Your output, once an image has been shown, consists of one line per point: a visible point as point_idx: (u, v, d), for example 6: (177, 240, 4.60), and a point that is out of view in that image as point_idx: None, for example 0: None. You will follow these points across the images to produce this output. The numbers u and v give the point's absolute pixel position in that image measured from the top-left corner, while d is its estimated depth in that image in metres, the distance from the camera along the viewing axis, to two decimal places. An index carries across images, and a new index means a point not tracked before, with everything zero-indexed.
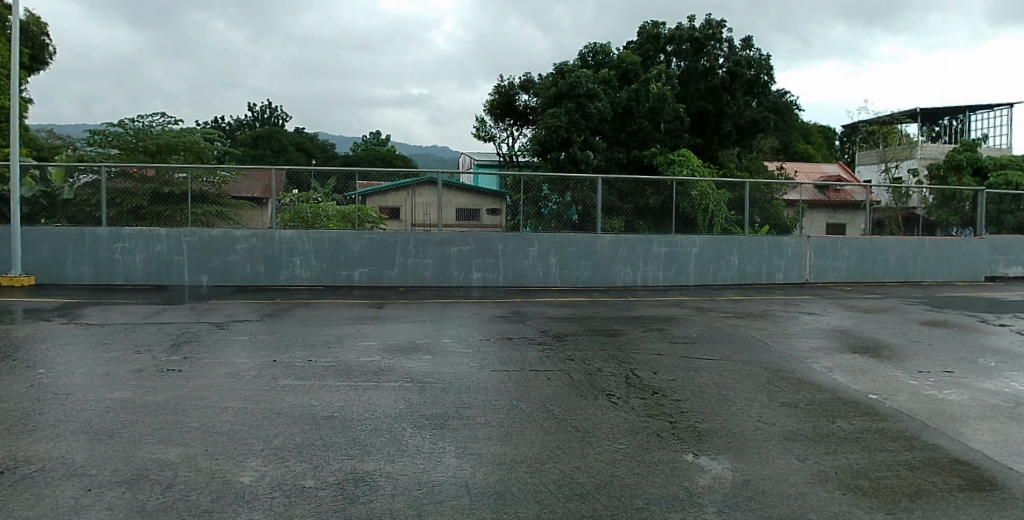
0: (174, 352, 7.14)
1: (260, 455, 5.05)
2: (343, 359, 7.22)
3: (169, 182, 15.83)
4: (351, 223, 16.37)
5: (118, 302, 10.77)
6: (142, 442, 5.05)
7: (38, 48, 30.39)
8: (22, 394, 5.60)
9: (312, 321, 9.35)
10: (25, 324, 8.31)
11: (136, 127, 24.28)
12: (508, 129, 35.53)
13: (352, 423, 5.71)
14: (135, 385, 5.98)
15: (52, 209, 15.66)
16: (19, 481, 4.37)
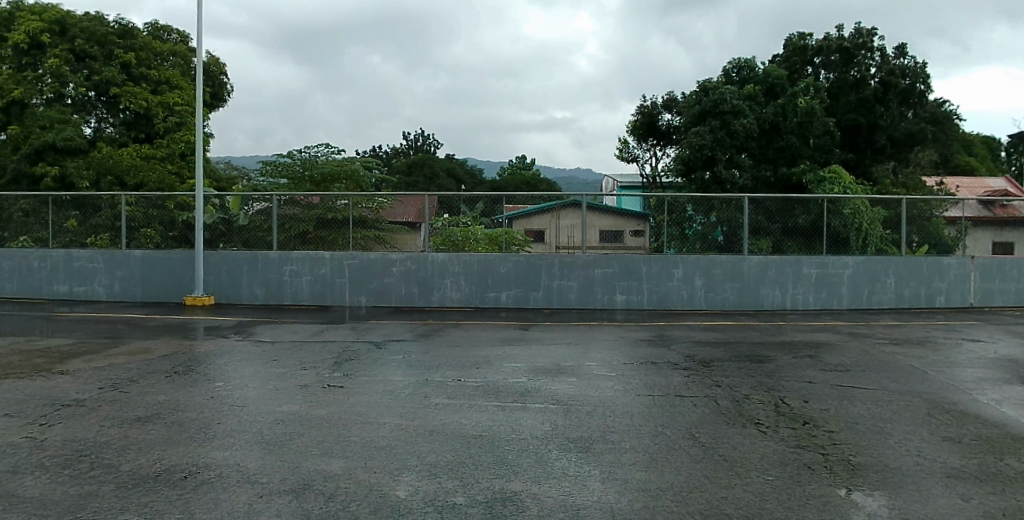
0: (336, 369, 7.54)
1: (414, 470, 5.20)
2: (491, 379, 7.35)
3: (332, 208, 17.02)
4: (498, 246, 16.81)
5: (285, 321, 11.62)
6: (307, 453, 5.33)
7: (218, 87, 33.31)
8: (205, 405, 6.09)
9: (463, 342, 9.63)
10: (207, 341, 9.10)
11: (304, 158, 25.89)
12: (651, 150, 35.22)
13: (501, 442, 5.79)
14: (302, 400, 6.36)
15: (230, 235, 17.17)
16: (201, 485, 4.73)
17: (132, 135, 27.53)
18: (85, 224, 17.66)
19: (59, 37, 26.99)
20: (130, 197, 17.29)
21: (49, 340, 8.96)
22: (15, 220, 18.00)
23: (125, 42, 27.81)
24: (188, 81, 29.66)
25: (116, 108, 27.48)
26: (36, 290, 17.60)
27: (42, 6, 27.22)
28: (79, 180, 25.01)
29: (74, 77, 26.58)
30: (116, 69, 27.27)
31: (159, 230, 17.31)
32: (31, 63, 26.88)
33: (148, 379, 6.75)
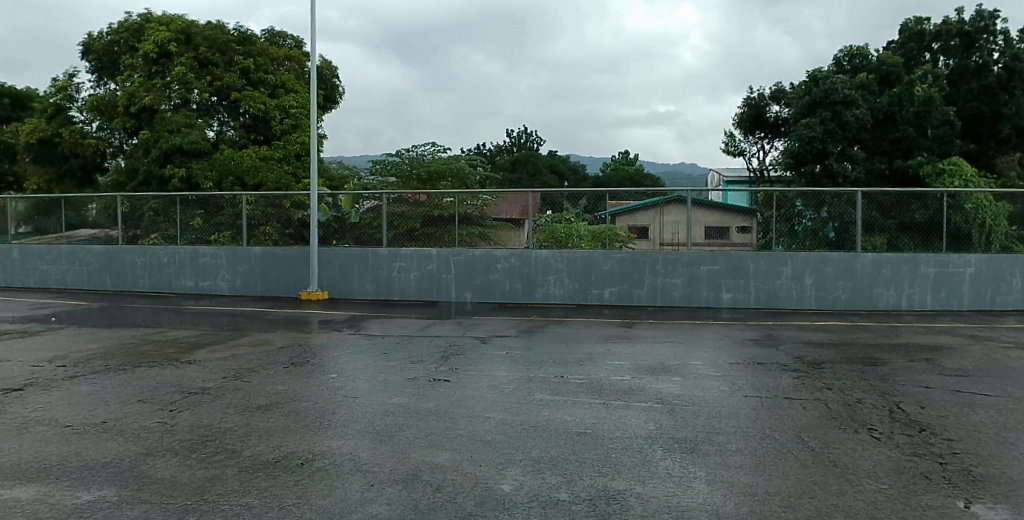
0: (442, 363, 7.70)
1: (519, 465, 5.23)
2: (594, 377, 7.31)
3: (439, 206, 17.31)
4: (601, 242, 16.67)
5: (393, 315, 11.95)
6: (416, 445, 5.41)
7: (330, 89, 34.52)
8: (319, 395, 6.29)
9: (567, 339, 9.63)
10: (321, 333, 9.49)
11: (411, 156, 26.26)
12: (759, 143, 34.27)
13: (605, 440, 5.76)
14: (410, 393, 6.50)
15: (342, 232, 17.81)
16: (316, 472, 4.79)
17: (252, 137, 28.11)
18: (209, 222, 18.63)
19: (185, 45, 27.93)
20: (250, 198, 18.26)
21: (178, 331, 9.54)
22: (146, 219, 19.11)
23: (244, 49, 28.66)
24: (302, 83, 30.66)
25: (237, 112, 28.05)
26: (166, 285, 18.72)
27: (168, 16, 28.31)
28: (203, 180, 25.87)
29: (198, 83, 27.49)
30: (236, 74, 27.94)
31: (277, 227, 18.20)
32: (158, 71, 27.72)
33: (267, 369, 7.06)
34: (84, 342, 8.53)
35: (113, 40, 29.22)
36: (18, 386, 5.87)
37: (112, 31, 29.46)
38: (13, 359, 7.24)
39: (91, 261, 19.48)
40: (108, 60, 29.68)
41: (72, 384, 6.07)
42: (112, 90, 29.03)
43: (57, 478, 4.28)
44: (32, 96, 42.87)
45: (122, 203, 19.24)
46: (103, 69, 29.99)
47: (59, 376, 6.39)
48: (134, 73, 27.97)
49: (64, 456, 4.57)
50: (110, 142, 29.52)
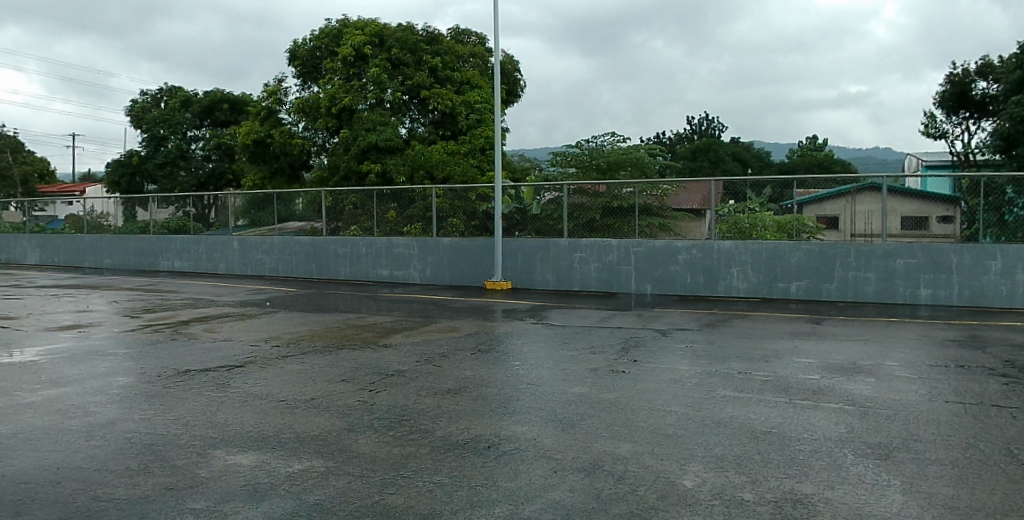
0: (623, 354, 7.68)
1: (701, 462, 4.98)
2: (780, 374, 7.01)
3: (618, 196, 17.29)
4: (789, 233, 15.80)
5: (573, 306, 12.11)
6: (597, 435, 5.25)
7: (511, 83, 34.53)
8: (502, 382, 6.30)
9: (748, 333, 9.34)
10: (505, 322, 9.83)
11: (591, 148, 26.53)
12: (963, 123, 31.37)
13: (792, 441, 5.45)
14: (590, 383, 6.43)
15: (523, 223, 18.32)
16: (502, 457, 4.66)
17: (440, 133, 28.69)
18: (402, 215, 19.71)
19: (378, 47, 28.46)
20: (439, 190, 19.04)
21: (375, 316, 10.27)
22: (346, 212, 20.51)
23: (433, 48, 28.77)
24: (484, 76, 30.66)
25: (426, 109, 28.72)
26: (365, 274, 20.03)
27: (364, 20, 28.95)
28: (398, 175, 26.65)
29: (392, 83, 27.92)
30: (425, 73, 28.28)
31: (463, 220, 18.81)
32: (356, 74, 28.48)
33: (456, 355, 7.32)
34: (296, 324, 9.42)
35: (317, 46, 29.83)
36: (242, 363, 6.52)
37: (314, 36, 30.05)
38: (239, 337, 8.16)
39: (299, 251, 21.16)
40: (312, 65, 30.15)
41: (286, 362, 6.66)
42: (317, 93, 29.81)
43: (272, 447, 4.47)
44: (246, 100, 46.39)
45: (326, 197, 20.77)
46: (307, 74, 30.47)
47: (275, 354, 7.05)
48: (334, 76, 28.92)
49: (280, 428, 4.77)
50: (315, 142, 30.30)
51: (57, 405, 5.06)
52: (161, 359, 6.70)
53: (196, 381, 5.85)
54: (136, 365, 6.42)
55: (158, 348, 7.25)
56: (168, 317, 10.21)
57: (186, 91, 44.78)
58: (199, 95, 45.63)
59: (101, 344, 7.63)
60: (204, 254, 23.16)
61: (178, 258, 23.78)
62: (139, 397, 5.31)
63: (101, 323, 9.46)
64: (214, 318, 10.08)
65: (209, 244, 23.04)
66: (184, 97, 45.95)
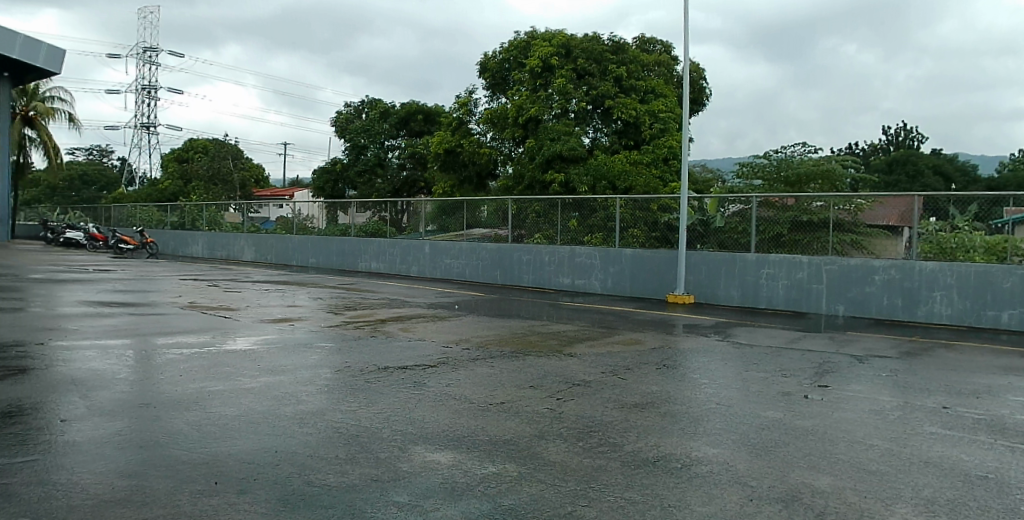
0: (817, 379, 7.14)
1: (908, 502, 4.19)
2: (996, 413, 6.23)
3: (808, 210, 15.96)
4: (1000, 256, 13.66)
5: (759, 325, 11.51)
6: (794, 464, 4.72)
7: (698, 92, 33.90)
8: (691, 399, 5.97)
9: (958, 366, 8.40)
10: (688, 337, 9.54)
11: (780, 158, 25.71)
12: None
13: (1015, 489, 4.51)
14: (783, 408, 5.93)
15: (706, 236, 17.37)
16: (695, 478, 4.33)
17: (623, 143, 28.04)
18: (583, 224, 19.63)
19: (564, 57, 28.07)
20: (622, 201, 18.75)
21: (559, 325, 10.26)
22: (529, 220, 20.78)
23: (618, 57, 28.35)
24: (668, 85, 30.17)
25: (610, 118, 28.02)
26: (547, 281, 20.12)
27: (551, 31, 28.53)
28: (579, 185, 26.27)
29: (577, 93, 27.43)
30: (610, 83, 27.72)
31: (644, 231, 18.35)
32: (543, 85, 28.20)
33: (641, 368, 7.09)
34: (483, 328, 9.60)
35: (505, 59, 30.13)
36: (434, 363, 6.72)
37: (503, 49, 30.29)
38: (431, 338, 8.44)
39: (486, 257, 21.65)
40: (500, 77, 30.58)
41: (475, 365, 6.77)
42: (504, 103, 29.68)
43: (467, 448, 4.49)
44: (439, 112, 46.88)
45: (512, 205, 21.24)
46: (495, 86, 30.91)
47: (464, 357, 7.21)
48: (521, 87, 28.87)
49: (473, 430, 4.79)
50: (501, 151, 30.21)
51: (275, 392, 5.48)
52: (361, 355, 7.06)
53: (396, 377, 6.10)
54: (335, 359, 6.81)
55: (358, 343, 7.67)
56: (366, 315, 10.77)
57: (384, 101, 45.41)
58: (396, 107, 46.32)
59: (309, 337, 8.21)
60: (398, 257, 24.38)
61: (375, 260, 25.18)
62: (344, 389, 5.62)
63: (309, 318, 10.14)
64: (409, 318, 10.50)
65: (403, 247, 24.22)
66: (383, 108, 46.58)
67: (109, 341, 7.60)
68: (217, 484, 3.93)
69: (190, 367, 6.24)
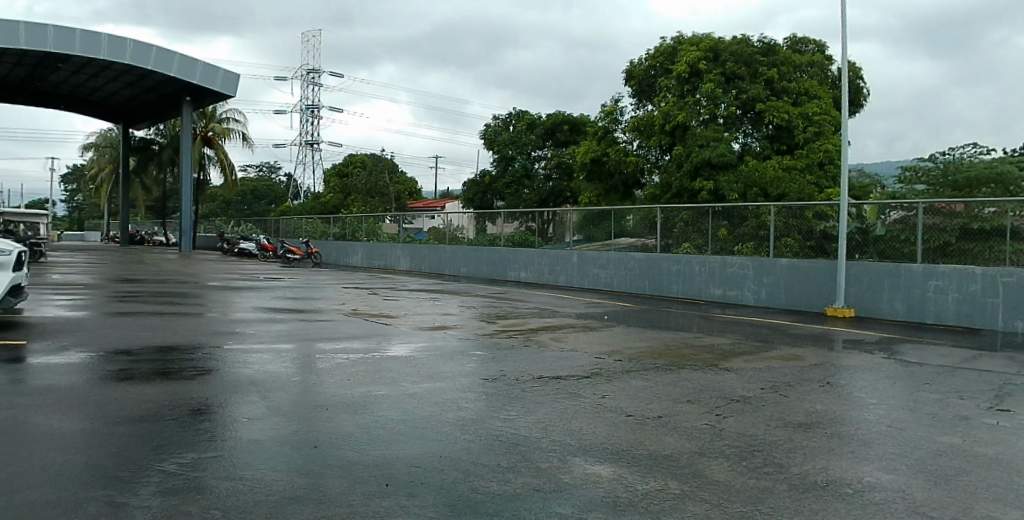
0: (998, 403, 6.50)
1: None
2: None
3: (979, 216, 14.69)
4: None
5: (926, 342, 10.70)
6: (978, 495, 4.27)
7: (854, 92, 32.32)
8: (858, 419, 5.64)
9: None
10: (848, 353, 9.01)
11: (947, 161, 23.95)
12: None
13: None
14: (960, 433, 5.43)
15: (865, 244, 16.62)
16: (866, 505, 4.03)
17: (775, 147, 27.29)
18: (733, 233, 19.18)
19: (713, 61, 28.27)
20: (776, 209, 18.23)
21: (713, 338, 10.01)
22: (677, 228, 20.60)
23: (769, 59, 28.01)
24: (822, 86, 29.25)
25: (761, 123, 27.43)
26: (697, 293, 19.80)
27: (698, 35, 28.87)
28: (730, 193, 25.81)
29: (726, 98, 27.31)
30: (761, 86, 27.41)
31: (798, 240, 17.81)
32: (690, 90, 28.45)
33: (802, 385, 6.80)
34: (634, 340, 9.56)
35: (650, 65, 30.40)
36: (589, 373, 6.80)
37: (649, 55, 30.64)
38: (582, 349, 8.48)
39: (634, 266, 21.74)
40: (647, 84, 30.81)
41: (630, 377, 6.78)
42: (651, 110, 30.19)
43: (627, 461, 4.55)
44: (585, 122, 47.85)
45: (660, 213, 21.07)
46: (642, 92, 31.30)
47: (617, 368, 7.22)
48: (668, 93, 29.29)
49: (632, 445, 4.83)
50: (648, 159, 30.63)
51: (435, 398, 5.85)
52: (514, 363, 7.27)
53: (553, 386, 6.29)
54: (489, 368, 7.06)
55: (510, 353, 7.87)
56: (517, 324, 11.00)
57: (531, 113, 46.68)
58: (542, 118, 47.63)
59: (463, 345, 8.52)
60: (547, 267, 25.07)
61: (523, 270, 26.06)
62: (501, 398, 5.85)
63: (463, 326, 10.50)
64: (559, 328, 10.64)
65: (551, 257, 24.89)
66: (529, 119, 47.89)
67: (281, 345, 8.26)
68: (388, 485, 4.31)
69: (355, 373, 6.72)
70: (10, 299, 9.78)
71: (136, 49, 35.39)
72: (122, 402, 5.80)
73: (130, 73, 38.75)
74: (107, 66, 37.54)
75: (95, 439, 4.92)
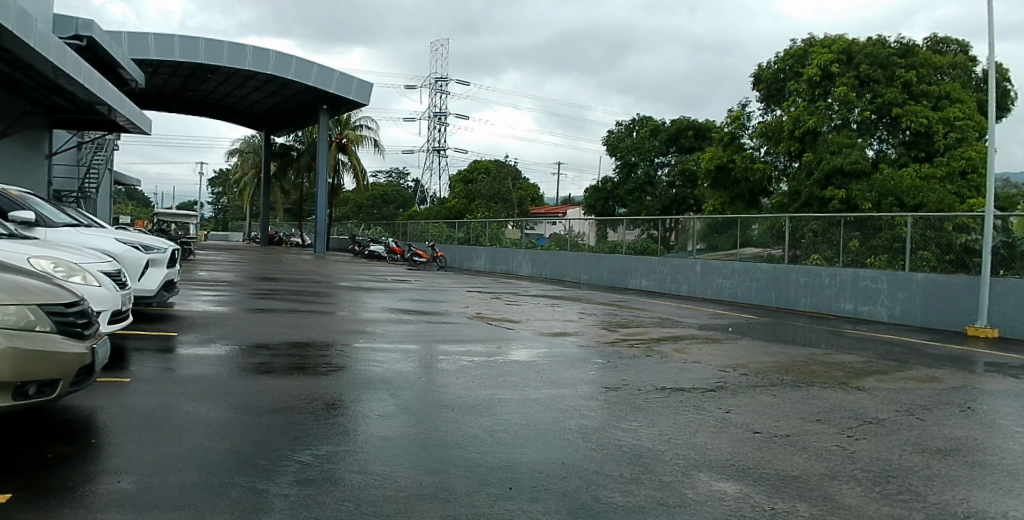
0: None
1: None
2: None
3: None
4: None
5: None
6: None
7: (1003, 94, 30.28)
8: (1007, 449, 5.28)
9: None
10: (990, 377, 8.49)
11: None
12: None
13: None
14: None
15: (1011, 260, 15.50)
16: None
17: (913, 154, 26.86)
18: (866, 245, 18.54)
19: (846, 64, 27.78)
20: (914, 219, 17.33)
21: (843, 355, 9.83)
22: (806, 239, 20.24)
23: (907, 61, 27.31)
24: (965, 90, 28.04)
25: (898, 128, 27.02)
26: (826, 307, 19.32)
27: (830, 37, 28.43)
28: (864, 201, 25.28)
29: (860, 102, 26.83)
30: (898, 88, 26.78)
31: (936, 252, 16.84)
32: (821, 94, 28.00)
33: (941, 408, 6.54)
34: (759, 354, 9.61)
35: (779, 68, 30.52)
36: (713, 386, 7.11)
37: (778, 59, 30.69)
38: (706, 361, 8.72)
39: (760, 277, 21.44)
40: (775, 88, 30.76)
41: (757, 393, 6.97)
42: (779, 116, 30.08)
43: (755, 480, 4.56)
44: (710, 127, 47.01)
45: (789, 223, 20.79)
46: (771, 97, 31.16)
47: (743, 383, 7.42)
48: (798, 98, 28.84)
49: (759, 463, 4.89)
50: (776, 166, 30.49)
51: (556, 403, 6.32)
52: (636, 374, 7.69)
53: (676, 398, 6.71)
54: (610, 376, 7.50)
55: (632, 362, 8.26)
56: (639, 334, 11.21)
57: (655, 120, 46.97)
58: (665, 125, 47.85)
59: (583, 353, 8.98)
60: (669, 276, 25.06)
61: (645, 278, 26.23)
62: (623, 409, 6.17)
63: (584, 335, 10.74)
64: (681, 339, 10.82)
65: (674, 266, 24.90)
66: (653, 126, 48.06)
67: (406, 345, 9.04)
68: (511, 488, 4.48)
69: (478, 375, 7.36)
70: (163, 292, 10.63)
71: (277, 59, 37.39)
72: (263, 394, 6.51)
73: (271, 82, 40.61)
74: (252, 76, 39.35)
75: (238, 427, 5.59)
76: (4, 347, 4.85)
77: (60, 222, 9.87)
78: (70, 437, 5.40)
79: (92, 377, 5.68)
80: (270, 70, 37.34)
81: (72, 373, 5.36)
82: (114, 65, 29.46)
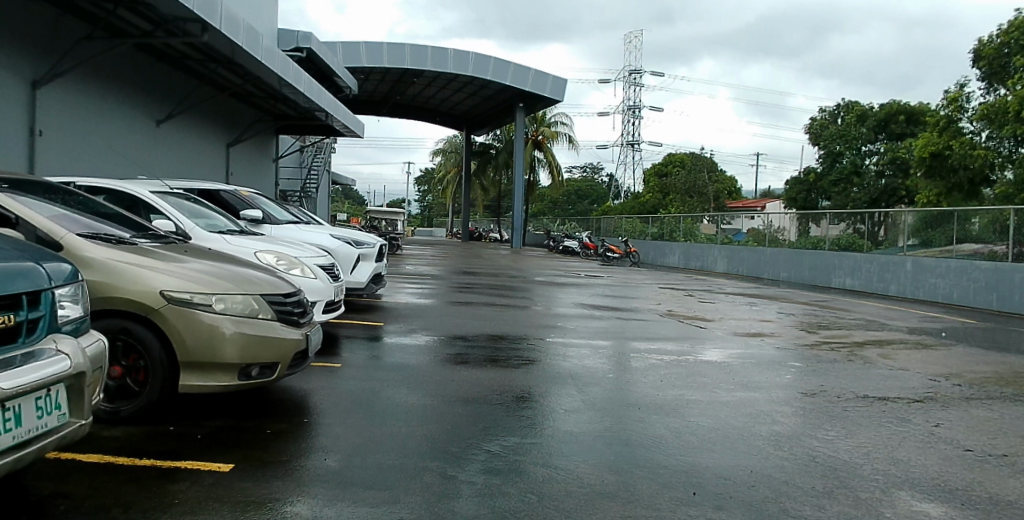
0: None
1: None
2: None
3: None
4: None
5: None
6: None
7: None
8: None
9: None
10: None
11: None
12: None
13: None
14: None
15: None
16: None
17: None
18: None
19: None
20: None
21: None
22: None
23: None
24: None
25: None
26: None
27: None
28: None
29: None
30: None
31: None
32: None
33: None
34: (977, 364, 8.96)
35: (1004, 42, 28.47)
36: (920, 398, 7.07)
37: (1002, 32, 28.79)
38: (914, 369, 8.47)
39: (978, 276, 19.54)
40: (998, 64, 28.92)
41: (971, 406, 6.86)
42: (1004, 96, 27.76)
43: (961, 505, 4.35)
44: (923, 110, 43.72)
45: (1014, 216, 18.78)
46: (994, 75, 29.37)
47: (956, 394, 7.33)
48: None
49: (967, 484, 4.72)
50: (1001, 152, 28.73)
51: (749, 408, 6.53)
52: (835, 380, 7.73)
53: (877, 407, 6.72)
54: (809, 382, 7.58)
55: (832, 367, 8.28)
56: (841, 336, 10.74)
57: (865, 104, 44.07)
58: (873, 109, 44.89)
59: (780, 355, 8.98)
60: (875, 273, 23.55)
61: (849, 277, 24.78)
62: (818, 416, 6.36)
63: (782, 337, 10.50)
64: (889, 343, 10.27)
65: (880, 263, 23.38)
66: (859, 111, 45.27)
67: (597, 342, 9.44)
68: (695, 494, 4.46)
69: (669, 375, 7.63)
70: (372, 285, 11.44)
71: (475, 61, 38.73)
72: (460, 383, 7.12)
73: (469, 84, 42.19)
74: (452, 79, 41.22)
75: (436, 412, 6.17)
76: (231, 333, 5.59)
77: (283, 220, 11.10)
78: (286, 417, 6.03)
79: (307, 360, 6.30)
80: (470, 72, 38.75)
81: (288, 358, 5.97)
82: (331, 75, 31.64)
